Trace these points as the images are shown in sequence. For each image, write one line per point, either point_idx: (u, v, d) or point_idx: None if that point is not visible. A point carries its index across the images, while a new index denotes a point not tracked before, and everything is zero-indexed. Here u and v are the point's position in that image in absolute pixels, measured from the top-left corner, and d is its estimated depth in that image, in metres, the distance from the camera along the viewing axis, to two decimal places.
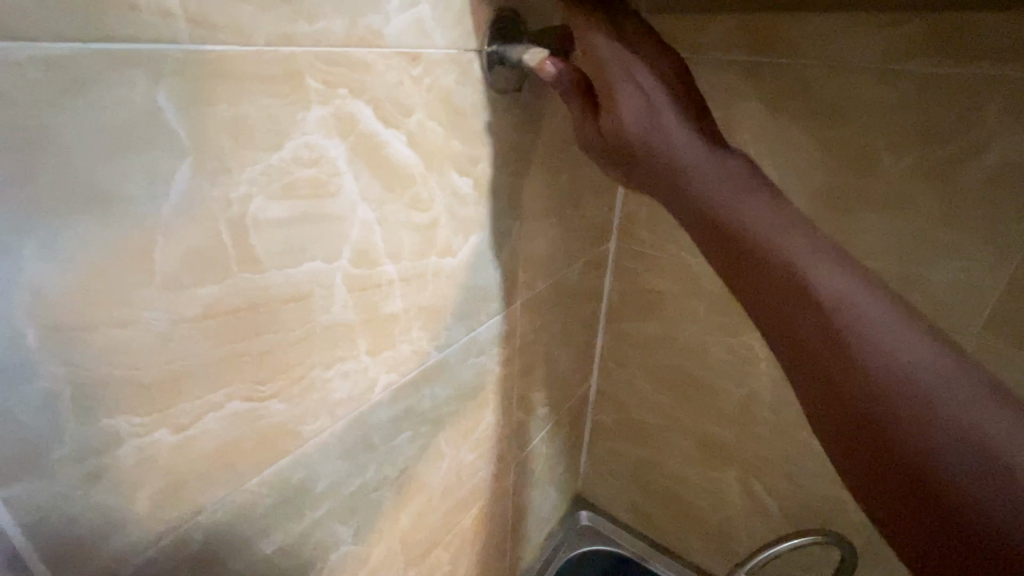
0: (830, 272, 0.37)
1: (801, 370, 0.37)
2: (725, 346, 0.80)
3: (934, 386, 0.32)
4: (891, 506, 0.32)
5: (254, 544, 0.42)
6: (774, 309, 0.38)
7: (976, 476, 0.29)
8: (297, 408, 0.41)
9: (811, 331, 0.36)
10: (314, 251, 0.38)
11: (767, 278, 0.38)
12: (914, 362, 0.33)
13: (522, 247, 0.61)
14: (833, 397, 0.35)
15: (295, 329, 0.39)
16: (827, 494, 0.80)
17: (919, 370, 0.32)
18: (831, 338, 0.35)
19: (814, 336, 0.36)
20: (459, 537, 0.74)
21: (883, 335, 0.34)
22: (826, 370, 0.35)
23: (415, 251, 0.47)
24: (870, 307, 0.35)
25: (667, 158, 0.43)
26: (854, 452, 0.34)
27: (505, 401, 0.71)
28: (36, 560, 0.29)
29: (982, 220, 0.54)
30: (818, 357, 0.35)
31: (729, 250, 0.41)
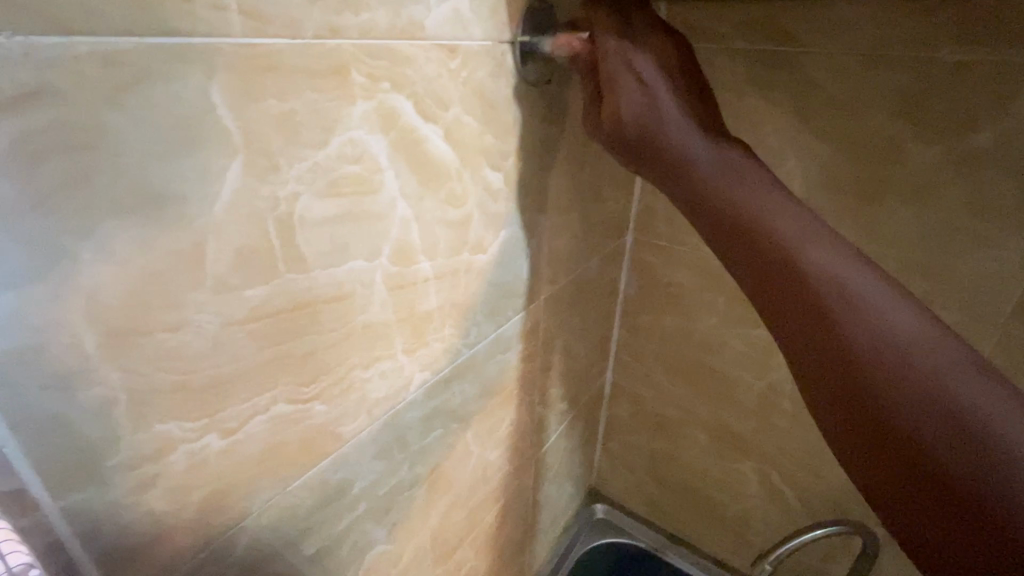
0: (838, 268, 0.40)
1: (807, 361, 0.41)
2: (740, 337, 0.84)
3: (925, 371, 0.36)
4: (890, 479, 0.37)
5: (295, 546, 0.42)
6: (785, 305, 0.42)
7: (961, 452, 0.34)
8: (338, 409, 0.41)
9: (818, 325, 0.40)
10: (356, 250, 0.38)
11: (779, 278, 0.42)
12: (909, 351, 0.37)
13: (545, 241, 0.63)
14: (837, 384, 0.39)
15: (337, 330, 0.39)
16: (842, 485, 0.83)
17: (914, 358, 0.37)
18: (835, 333, 0.39)
19: (820, 330, 0.40)
20: (483, 533, 0.75)
21: (882, 328, 0.38)
22: (830, 361, 0.39)
23: (450, 248, 0.47)
24: (870, 301, 0.39)
25: (689, 165, 0.45)
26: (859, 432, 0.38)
27: (528, 394, 0.74)
28: (90, 569, 0.29)
29: (1014, 207, 0.56)
30: (824, 350, 0.40)
31: (742, 248, 0.44)
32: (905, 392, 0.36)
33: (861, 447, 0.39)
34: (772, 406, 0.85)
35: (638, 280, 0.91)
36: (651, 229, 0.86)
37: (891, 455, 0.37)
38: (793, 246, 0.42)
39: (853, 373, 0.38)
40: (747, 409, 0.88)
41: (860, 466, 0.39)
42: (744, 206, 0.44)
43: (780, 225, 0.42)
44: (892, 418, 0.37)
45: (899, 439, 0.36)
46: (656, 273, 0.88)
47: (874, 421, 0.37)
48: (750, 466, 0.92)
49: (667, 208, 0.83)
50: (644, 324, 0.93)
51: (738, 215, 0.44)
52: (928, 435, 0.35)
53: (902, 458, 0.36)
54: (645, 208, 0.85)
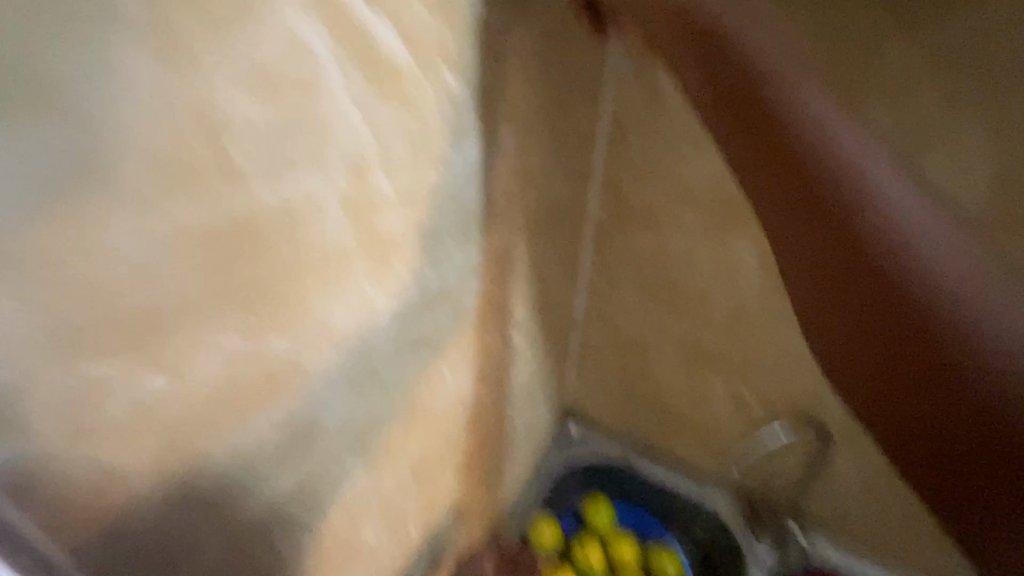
0: (871, 171, 0.37)
1: (818, 270, 0.38)
2: (711, 253, 0.83)
3: (954, 282, 0.34)
4: (902, 406, 0.35)
5: (269, 483, 0.41)
6: (804, 206, 0.38)
7: (985, 370, 0.32)
8: (300, 342, 0.38)
9: (839, 229, 0.36)
10: (302, 165, 0.34)
11: (799, 175, 0.38)
12: (939, 260, 0.34)
13: (512, 157, 0.59)
14: (855, 302, 0.36)
15: (290, 257, 0.35)
16: (804, 388, 0.87)
17: (937, 266, 0.34)
18: (857, 238, 0.36)
19: (840, 235, 0.36)
20: (462, 457, 0.76)
21: (908, 234, 0.35)
22: (846, 270, 0.36)
23: (410, 163, 0.43)
24: (898, 206, 0.36)
25: (718, 39, 0.40)
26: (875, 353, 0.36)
27: (500, 320, 0.72)
28: (30, 510, 0.28)
29: None
30: (841, 255, 0.36)
31: (759, 141, 0.39)
32: (929, 301, 0.34)
33: (872, 363, 0.36)
34: (739, 320, 0.87)
35: (608, 200, 0.88)
36: (621, 144, 0.82)
37: (905, 369, 0.34)
38: (822, 143, 0.37)
39: (874, 279, 0.35)
40: (716, 324, 0.89)
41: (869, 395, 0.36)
42: (774, 92, 0.38)
43: (812, 117, 0.38)
44: (911, 329, 0.34)
45: (918, 352, 0.34)
46: (627, 192, 0.85)
47: (901, 343, 0.34)
48: (717, 378, 0.95)
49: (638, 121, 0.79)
50: (616, 246, 0.92)
51: (769, 107, 0.38)
52: (950, 347, 0.33)
53: (917, 374, 0.34)
54: (616, 122, 0.81)
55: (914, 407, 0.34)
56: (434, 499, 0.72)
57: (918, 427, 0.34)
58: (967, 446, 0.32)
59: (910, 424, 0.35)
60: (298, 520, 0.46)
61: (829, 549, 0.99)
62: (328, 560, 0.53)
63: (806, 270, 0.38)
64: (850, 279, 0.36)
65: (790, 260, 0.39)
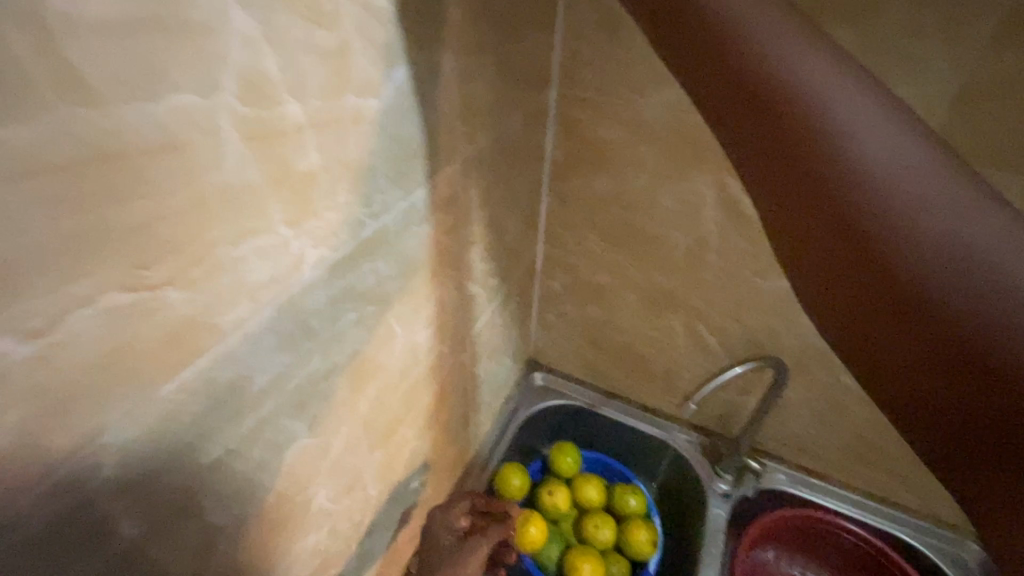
0: (835, 93, 0.32)
1: (781, 203, 0.33)
2: (672, 194, 0.81)
3: (936, 201, 0.27)
4: (873, 343, 0.28)
5: (192, 453, 0.37)
6: (762, 138, 0.34)
7: (962, 285, 0.25)
8: (207, 297, 0.33)
9: (799, 154, 0.32)
10: (180, 79, 0.27)
11: (760, 107, 0.34)
12: (916, 179, 0.28)
13: (456, 89, 0.54)
14: (812, 223, 0.31)
15: (180, 194, 0.29)
16: (764, 327, 0.87)
17: (906, 175, 0.28)
18: (817, 160, 0.31)
19: (799, 160, 0.32)
20: (422, 414, 0.73)
21: (874, 146, 0.30)
22: (806, 196, 0.31)
23: (326, 86, 0.37)
24: (864, 121, 0.31)
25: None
26: (834, 281, 0.30)
27: (455, 271, 0.68)
28: None
29: (942, 28, 0.55)
30: (802, 181, 0.31)
31: (724, 80, 0.37)
32: (903, 222, 0.27)
33: (840, 305, 0.30)
34: (699, 260, 0.85)
35: (565, 141, 0.84)
36: (575, 79, 0.77)
37: (882, 305, 0.27)
38: (784, 71, 0.34)
39: (836, 204, 0.30)
40: (676, 266, 0.88)
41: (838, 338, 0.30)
42: (735, 32, 0.36)
43: (777, 50, 0.35)
44: (881, 254, 0.28)
45: (887, 279, 0.27)
46: (584, 131, 0.81)
47: (859, 263, 0.28)
48: (677, 320, 0.94)
49: (592, 52, 0.74)
50: (574, 190, 0.88)
51: (733, 46, 0.36)
52: (927, 271, 0.26)
53: (892, 308, 0.27)
54: (569, 54, 0.75)
55: (889, 349, 0.28)
56: (394, 457, 0.70)
57: (891, 373, 0.28)
58: (947, 391, 0.25)
59: (885, 367, 0.28)
60: (234, 490, 0.42)
61: (785, 482, 1.01)
62: (276, 529, 0.50)
63: (768, 207, 0.34)
64: (803, 197, 0.31)
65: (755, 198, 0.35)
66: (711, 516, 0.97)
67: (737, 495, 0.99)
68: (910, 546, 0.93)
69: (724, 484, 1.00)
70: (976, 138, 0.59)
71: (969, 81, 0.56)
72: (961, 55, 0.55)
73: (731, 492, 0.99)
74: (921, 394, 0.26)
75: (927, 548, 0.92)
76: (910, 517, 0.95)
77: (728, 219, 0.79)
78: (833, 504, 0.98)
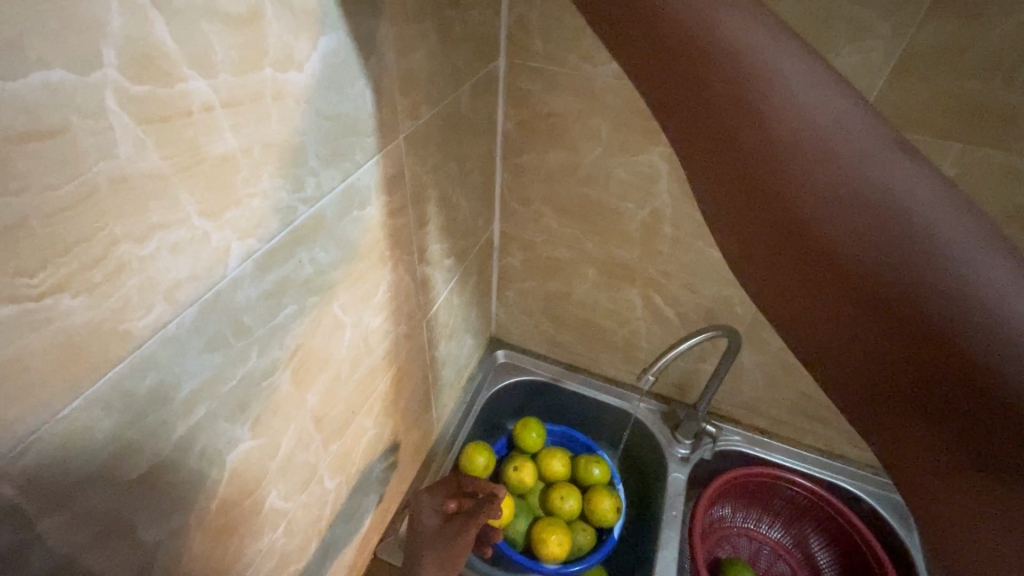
0: (757, 44, 0.31)
1: (708, 164, 0.32)
2: (626, 166, 0.79)
3: (855, 155, 0.27)
4: (816, 324, 0.28)
5: (114, 471, 0.34)
6: (688, 94, 0.33)
7: (903, 263, 0.24)
8: (110, 301, 0.29)
9: (724, 109, 0.31)
10: (44, 51, 0.23)
11: (686, 61, 0.33)
12: (836, 131, 0.28)
13: (395, 60, 0.50)
14: (753, 203, 0.30)
15: (59, 188, 0.25)
16: (718, 296, 0.89)
17: (846, 150, 0.27)
18: (743, 115, 0.30)
19: (730, 119, 0.30)
20: (379, 402, 0.71)
21: (812, 119, 0.28)
22: (732, 154, 0.30)
23: (236, 58, 0.33)
24: (802, 92, 0.29)
25: None
26: (777, 262, 0.29)
27: (405, 254, 0.65)
28: None
29: None
30: (729, 139, 0.31)
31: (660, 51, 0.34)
32: (824, 179, 0.27)
33: (769, 269, 0.30)
34: (654, 233, 0.85)
35: (517, 113, 0.81)
36: (524, 47, 0.74)
37: (807, 268, 0.28)
38: (708, 20, 0.32)
39: (763, 162, 0.29)
40: (632, 239, 0.88)
41: (783, 317, 0.30)
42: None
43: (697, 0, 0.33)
44: (804, 213, 0.27)
45: (812, 240, 0.27)
46: (536, 103, 0.79)
47: (800, 245, 0.28)
48: (635, 293, 0.95)
49: (541, 18, 0.71)
50: (528, 165, 0.86)
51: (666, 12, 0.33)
52: (848, 228, 0.26)
53: (816, 270, 0.27)
54: (517, 20, 0.72)
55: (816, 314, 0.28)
56: (353, 448, 0.68)
57: (819, 336, 0.28)
58: (870, 352, 0.26)
59: (830, 347, 0.28)
60: (170, 502, 0.39)
61: (738, 442, 1.05)
62: (225, 534, 0.47)
63: (696, 170, 0.33)
64: (744, 175, 0.30)
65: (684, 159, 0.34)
66: (671, 479, 1.00)
67: (695, 458, 1.03)
68: (851, 493, 0.99)
69: (682, 448, 1.03)
70: (911, 105, 0.60)
71: (909, 47, 0.57)
72: (902, 20, 0.56)
73: (689, 455, 1.03)
74: (867, 373, 0.26)
75: (866, 495, 0.98)
76: (852, 468, 1.01)
77: (681, 189, 0.79)
78: (781, 459, 1.03)
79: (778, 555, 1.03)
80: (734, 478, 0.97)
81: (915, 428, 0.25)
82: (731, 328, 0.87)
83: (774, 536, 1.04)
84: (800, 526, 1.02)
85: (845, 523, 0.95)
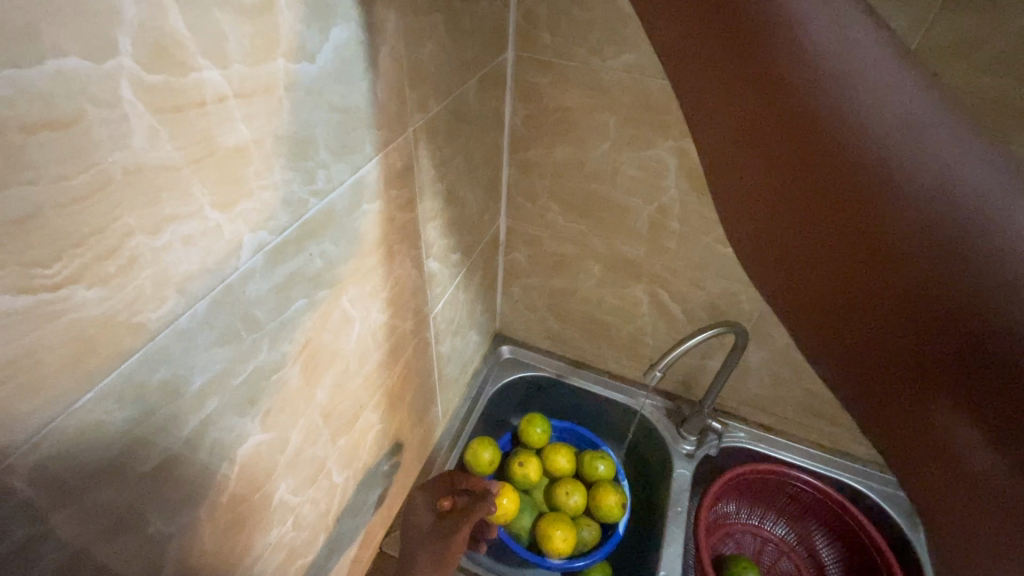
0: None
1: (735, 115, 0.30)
2: (634, 162, 0.79)
3: (903, 112, 0.25)
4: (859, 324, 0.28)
5: (127, 463, 0.34)
6: (717, 28, 0.29)
7: (960, 268, 0.23)
8: (123, 293, 0.29)
9: (761, 51, 0.28)
10: (59, 40, 0.23)
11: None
12: (883, 85, 0.26)
13: (404, 53, 0.50)
14: (794, 199, 0.28)
15: (73, 178, 0.25)
16: (725, 293, 0.88)
17: (899, 135, 0.25)
18: (782, 59, 0.27)
19: (767, 108, 0.28)
20: (386, 397, 0.71)
21: (861, 101, 0.26)
22: (765, 105, 0.28)
23: (248, 48, 0.32)
24: (853, 67, 0.26)
25: None
26: (822, 259, 0.28)
27: (412, 248, 0.65)
28: None
29: None
30: (763, 94, 0.28)
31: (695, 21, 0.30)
32: (868, 139, 0.25)
33: (798, 232, 0.29)
34: (662, 229, 0.85)
35: (524, 108, 0.80)
36: (532, 41, 0.73)
37: (847, 231, 0.27)
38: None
39: (805, 156, 0.27)
40: (639, 235, 0.87)
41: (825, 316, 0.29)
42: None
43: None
44: (846, 173, 0.26)
45: (852, 203, 0.26)
46: (543, 97, 0.78)
47: (848, 244, 0.27)
48: (641, 289, 0.94)
49: (550, 11, 0.70)
50: (535, 160, 0.86)
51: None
52: (893, 193, 0.25)
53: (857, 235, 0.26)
54: (525, 13, 0.71)
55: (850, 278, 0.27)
56: (359, 444, 0.68)
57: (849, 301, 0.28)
58: (902, 322, 0.26)
59: (873, 348, 0.27)
60: (181, 495, 0.39)
61: (743, 439, 1.05)
62: (233, 527, 0.47)
63: (720, 120, 0.30)
64: (785, 170, 0.28)
65: (710, 144, 0.32)
66: (676, 476, 1.00)
67: (701, 454, 1.03)
68: (856, 490, 0.99)
69: (688, 445, 1.03)
70: None
71: (924, 41, 0.56)
72: (916, 14, 0.55)
73: (694, 452, 1.02)
74: (909, 376, 0.26)
75: (870, 491, 0.98)
76: (857, 464, 1.01)
77: (689, 185, 0.78)
78: (787, 456, 1.03)
79: (782, 551, 1.02)
80: (740, 474, 0.97)
81: (938, 402, 0.25)
82: (738, 325, 0.86)
83: (778, 532, 1.03)
84: (804, 523, 1.01)
85: (851, 519, 0.95)
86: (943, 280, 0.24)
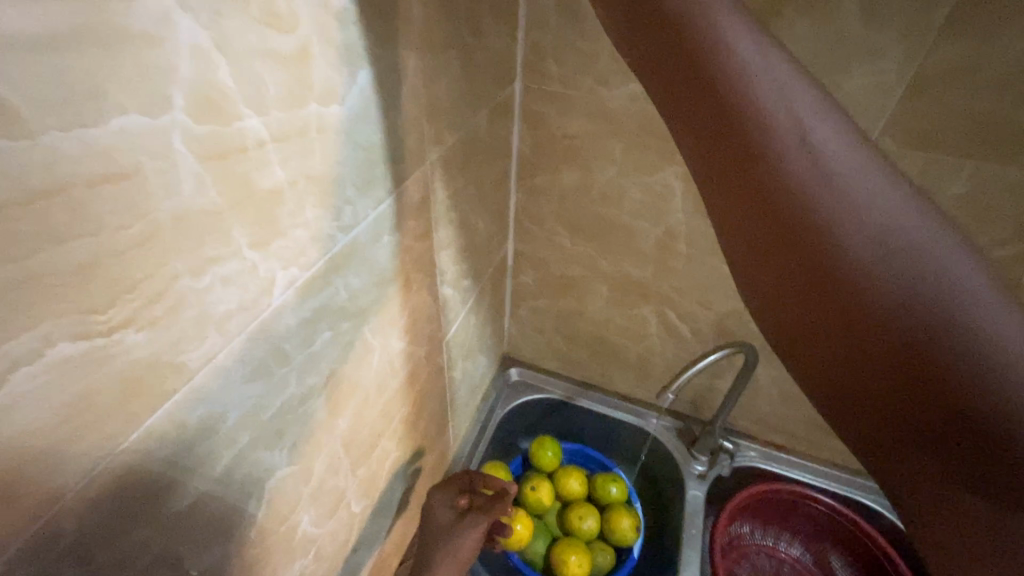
0: (781, 91, 0.34)
1: (760, 258, 0.36)
2: (641, 186, 0.81)
3: (878, 201, 0.32)
4: (887, 451, 0.32)
5: (169, 498, 0.34)
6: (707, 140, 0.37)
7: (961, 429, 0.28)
8: (168, 335, 0.30)
9: (751, 142, 0.35)
10: (123, 99, 0.24)
11: (720, 92, 0.35)
12: (859, 175, 0.32)
13: (423, 88, 0.51)
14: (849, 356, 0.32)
15: (128, 228, 0.26)
16: (733, 312, 0.89)
17: (929, 322, 0.29)
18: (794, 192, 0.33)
19: (815, 286, 0.33)
20: (401, 425, 0.71)
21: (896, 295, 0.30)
22: (761, 193, 0.34)
23: (285, 95, 0.34)
24: (909, 264, 0.30)
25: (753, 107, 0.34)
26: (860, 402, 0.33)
27: (428, 276, 0.66)
28: None
29: (898, 12, 0.55)
30: (816, 281, 0.33)
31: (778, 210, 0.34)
32: (849, 225, 0.32)
33: (817, 333, 0.34)
34: (669, 250, 0.86)
35: (532, 136, 0.82)
36: (540, 72, 0.75)
37: (813, 280, 0.33)
38: (726, 64, 0.35)
39: (849, 323, 0.32)
40: (647, 256, 0.88)
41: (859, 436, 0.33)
42: (701, 5, 0.36)
43: (736, 36, 0.35)
44: (831, 254, 0.32)
45: (877, 354, 0.31)
46: (550, 125, 0.80)
47: (892, 394, 0.31)
48: (649, 309, 0.95)
49: (557, 43, 0.72)
50: (544, 185, 0.87)
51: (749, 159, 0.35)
52: (874, 266, 0.31)
53: (818, 284, 0.33)
54: (532, 45, 0.74)
55: (860, 396, 0.33)
56: (377, 472, 0.68)
57: (850, 376, 0.33)
58: (901, 400, 0.30)
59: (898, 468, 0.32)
60: (214, 531, 0.39)
61: (754, 458, 1.04)
62: (260, 562, 0.47)
63: (791, 285, 0.35)
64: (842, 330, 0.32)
65: (754, 296, 0.38)
66: (689, 497, 1.00)
67: (713, 474, 1.02)
68: (870, 507, 0.99)
69: (699, 465, 1.03)
70: (924, 123, 0.61)
71: (921, 68, 0.57)
72: (913, 44, 0.56)
73: (707, 472, 1.02)
74: (929, 498, 0.30)
75: (885, 509, 0.98)
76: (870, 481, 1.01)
77: (695, 208, 0.80)
78: (799, 475, 1.02)
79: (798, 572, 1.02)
80: (753, 495, 0.97)
81: (937, 442, 0.29)
82: (747, 344, 0.87)
83: (794, 553, 1.02)
84: (821, 544, 1.00)
85: (869, 541, 0.94)
86: (924, 339, 0.29)
